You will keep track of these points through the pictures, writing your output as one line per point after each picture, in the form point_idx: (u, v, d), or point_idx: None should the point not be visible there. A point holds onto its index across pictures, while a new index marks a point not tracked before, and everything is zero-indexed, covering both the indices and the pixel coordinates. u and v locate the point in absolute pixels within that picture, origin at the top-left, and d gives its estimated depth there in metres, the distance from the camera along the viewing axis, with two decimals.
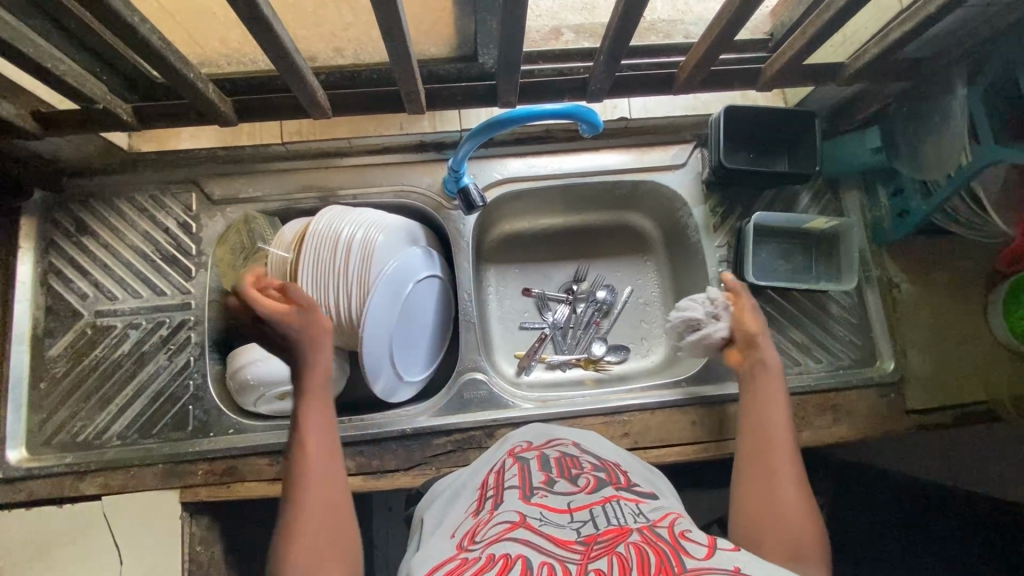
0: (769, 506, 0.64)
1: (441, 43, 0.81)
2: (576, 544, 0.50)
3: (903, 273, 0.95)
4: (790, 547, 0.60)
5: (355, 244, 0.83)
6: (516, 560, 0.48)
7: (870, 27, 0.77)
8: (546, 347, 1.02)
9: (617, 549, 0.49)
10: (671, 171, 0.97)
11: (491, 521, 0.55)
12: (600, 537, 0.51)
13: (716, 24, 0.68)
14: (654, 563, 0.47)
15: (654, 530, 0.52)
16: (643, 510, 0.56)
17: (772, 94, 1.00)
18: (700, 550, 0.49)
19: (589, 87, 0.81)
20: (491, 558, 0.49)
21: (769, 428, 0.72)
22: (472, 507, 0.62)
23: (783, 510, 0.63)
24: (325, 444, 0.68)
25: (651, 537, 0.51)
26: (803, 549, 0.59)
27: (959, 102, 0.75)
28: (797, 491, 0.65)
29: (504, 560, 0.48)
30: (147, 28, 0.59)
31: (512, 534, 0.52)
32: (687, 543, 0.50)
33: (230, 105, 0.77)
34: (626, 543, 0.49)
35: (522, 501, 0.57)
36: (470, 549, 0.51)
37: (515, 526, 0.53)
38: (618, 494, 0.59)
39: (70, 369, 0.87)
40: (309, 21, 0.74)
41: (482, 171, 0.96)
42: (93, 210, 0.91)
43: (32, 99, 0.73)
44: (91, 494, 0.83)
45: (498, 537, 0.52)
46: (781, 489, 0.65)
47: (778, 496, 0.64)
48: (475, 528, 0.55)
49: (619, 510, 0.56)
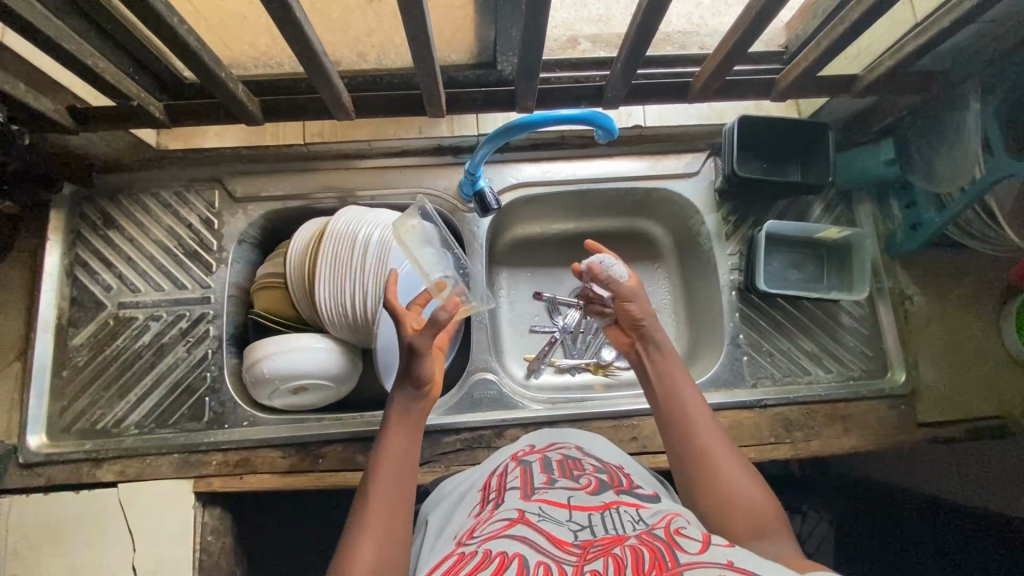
0: (722, 491, 0.60)
1: (462, 49, 0.83)
2: (573, 546, 0.51)
3: (916, 285, 0.95)
4: (755, 526, 0.57)
5: (372, 243, 0.85)
6: (513, 559, 0.49)
7: (884, 40, 0.78)
8: (555, 351, 1.03)
9: (613, 551, 0.49)
10: (683, 179, 0.98)
11: (491, 519, 0.57)
12: (596, 541, 0.51)
13: (731, 35, 0.70)
14: (649, 559, 0.47)
15: (652, 532, 0.52)
16: (642, 517, 0.56)
17: (787, 104, 1.00)
18: (694, 546, 0.50)
19: (605, 95, 0.83)
20: (489, 556, 0.50)
21: (687, 406, 0.67)
22: (473, 508, 0.63)
23: (738, 490, 0.60)
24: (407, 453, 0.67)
25: (647, 538, 0.51)
26: (765, 524, 0.57)
27: (972, 116, 0.76)
28: (738, 464, 0.62)
29: (501, 558, 0.49)
30: (185, 28, 0.62)
31: (509, 532, 0.53)
32: (682, 540, 0.51)
33: (257, 104, 0.79)
34: (623, 546, 0.50)
35: (522, 499, 0.59)
36: (468, 545, 0.53)
37: (513, 523, 0.54)
38: (618, 500, 0.59)
39: (92, 358, 0.89)
40: (336, 26, 0.77)
41: (497, 175, 0.97)
42: (120, 205, 0.94)
43: (70, 95, 0.76)
44: (106, 481, 0.84)
45: (496, 534, 0.53)
46: (726, 471, 0.61)
47: (727, 478, 0.61)
48: (475, 526, 0.57)
49: (618, 518, 0.55)
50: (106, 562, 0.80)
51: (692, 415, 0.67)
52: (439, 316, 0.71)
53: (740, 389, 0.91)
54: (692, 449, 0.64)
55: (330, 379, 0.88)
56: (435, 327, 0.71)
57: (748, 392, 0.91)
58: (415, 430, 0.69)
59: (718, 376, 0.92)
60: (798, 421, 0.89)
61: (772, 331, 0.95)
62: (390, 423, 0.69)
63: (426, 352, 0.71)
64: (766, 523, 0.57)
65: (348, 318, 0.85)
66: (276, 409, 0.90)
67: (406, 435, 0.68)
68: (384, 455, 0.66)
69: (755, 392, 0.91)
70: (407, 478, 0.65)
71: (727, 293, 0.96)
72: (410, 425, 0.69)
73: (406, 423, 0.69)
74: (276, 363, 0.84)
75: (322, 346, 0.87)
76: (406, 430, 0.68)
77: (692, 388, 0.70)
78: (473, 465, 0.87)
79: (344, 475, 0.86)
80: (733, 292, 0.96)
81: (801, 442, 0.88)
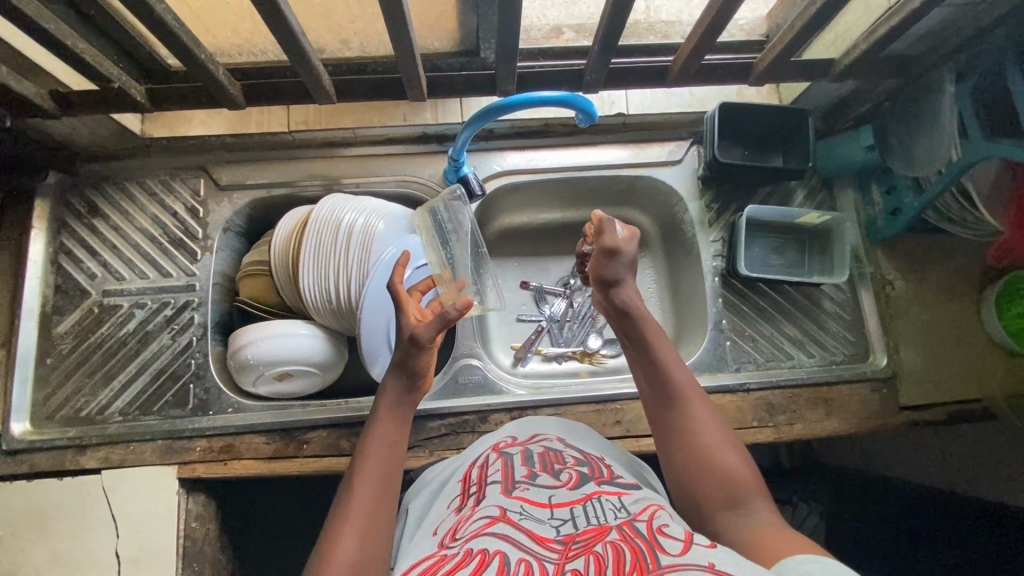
0: (703, 462, 0.60)
1: (444, 37, 0.84)
2: (554, 543, 0.51)
3: (897, 270, 0.96)
4: (730, 497, 0.58)
5: (355, 230, 0.85)
6: (494, 556, 0.50)
7: (859, 25, 0.79)
8: (542, 339, 1.03)
9: (594, 548, 0.49)
10: (667, 167, 0.98)
11: (472, 517, 0.56)
12: (578, 537, 0.52)
13: (706, 18, 0.71)
14: (629, 560, 0.47)
15: (633, 526, 0.52)
16: (624, 505, 0.57)
17: (767, 91, 1.01)
18: (676, 546, 0.49)
19: (585, 78, 0.84)
20: (469, 554, 0.50)
21: (673, 377, 0.66)
22: (455, 503, 0.62)
23: (719, 460, 0.60)
24: (393, 450, 0.65)
25: (629, 534, 0.51)
26: (742, 496, 0.58)
27: (948, 99, 0.77)
28: (722, 436, 0.62)
29: (482, 556, 0.50)
30: (164, 8, 0.62)
31: (491, 529, 0.53)
32: (664, 539, 0.50)
33: (238, 88, 0.80)
34: (604, 542, 0.50)
35: (503, 495, 0.58)
36: (450, 546, 0.53)
37: (494, 521, 0.54)
38: (600, 490, 0.59)
39: (77, 346, 0.89)
40: (319, 14, 0.77)
41: (482, 163, 0.98)
42: (105, 193, 0.94)
43: (52, 80, 0.76)
44: (90, 468, 0.84)
45: (477, 533, 0.53)
46: (709, 442, 0.61)
47: (708, 450, 0.61)
48: (456, 525, 0.56)
49: (600, 508, 0.56)
50: (88, 549, 0.80)
51: (674, 389, 0.65)
52: (446, 314, 0.67)
53: (723, 373, 0.92)
54: (675, 425, 0.64)
55: (313, 365, 0.88)
56: (435, 324, 0.68)
57: (731, 376, 0.92)
58: (402, 424, 0.68)
59: (702, 360, 0.93)
60: (781, 405, 0.90)
61: (755, 316, 0.95)
62: (378, 416, 0.68)
63: (427, 346, 0.68)
64: (744, 497, 0.58)
65: (332, 304, 0.85)
66: (261, 396, 0.90)
67: (393, 429, 0.67)
68: (369, 449, 0.64)
69: (738, 376, 0.91)
70: (391, 474, 0.63)
71: (711, 279, 0.96)
72: (398, 418, 0.68)
73: (394, 416, 0.68)
74: (259, 349, 0.84)
75: (304, 333, 0.87)
76: (393, 424, 0.67)
77: (676, 361, 0.68)
78: (458, 449, 0.87)
79: (328, 460, 0.86)
80: (716, 277, 0.96)
81: (784, 425, 0.89)
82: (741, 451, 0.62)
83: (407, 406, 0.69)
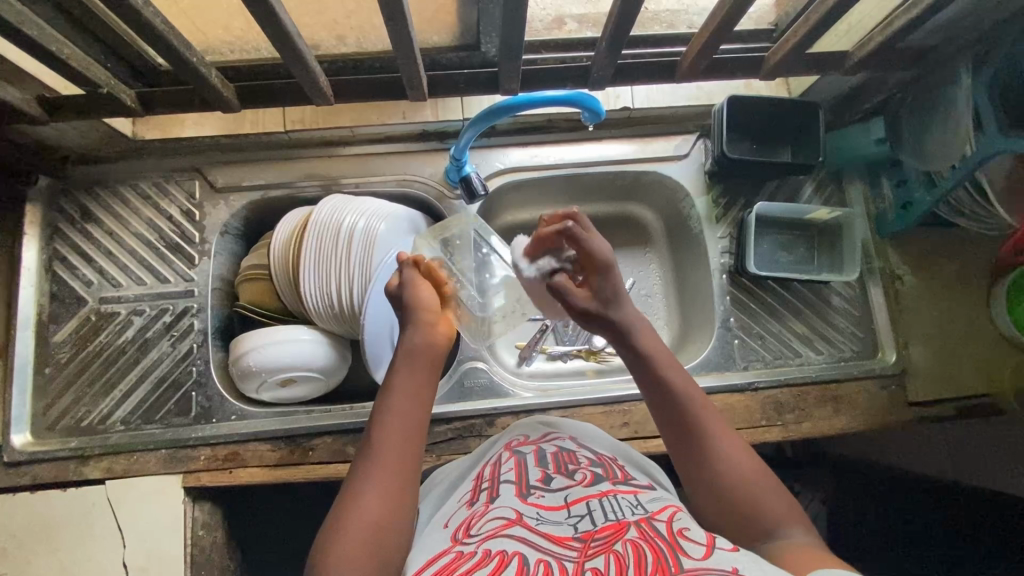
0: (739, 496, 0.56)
1: (445, 31, 0.80)
2: (573, 542, 0.51)
3: (906, 265, 0.95)
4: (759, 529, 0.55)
5: (357, 233, 0.83)
6: (512, 558, 0.48)
7: (875, 15, 0.77)
8: (546, 338, 1.01)
9: (614, 547, 0.49)
10: (673, 161, 0.96)
11: (486, 514, 0.55)
12: (597, 534, 0.51)
13: (719, 11, 0.69)
14: (651, 562, 0.46)
15: (653, 525, 0.52)
16: (641, 503, 0.56)
17: (775, 83, 0.99)
18: (698, 550, 0.47)
19: (591, 74, 0.81)
20: (488, 554, 0.49)
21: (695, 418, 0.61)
22: (467, 498, 0.62)
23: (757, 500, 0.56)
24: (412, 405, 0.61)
25: (648, 532, 0.50)
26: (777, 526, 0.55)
27: (964, 90, 0.74)
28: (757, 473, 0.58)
29: (500, 557, 0.49)
30: (151, 11, 0.60)
31: (507, 531, 0.52)
32: (685, 542, 0.49)
33: (231, 90, 0.77)
34: (623, 541, 0.49)
35: (519, 499, 0.57)
36: (465, 542, 0.52)
37: (511, 523, 0.53)
38: (616, 488, 0.59)
39: (75, 355, 0.88)
40: (313, 9, 0.74)
41: (484, 161, 0.95)
42: (98, 197, 0.91)
43: (39, 84, 0.74)
44: (93, 478, 0.83)
45: (494, 533, 0.52)
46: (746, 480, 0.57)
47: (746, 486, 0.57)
48: (470, 520, 0.56)
49: (616, 505, 0.55)
50: (95, 560, 0.80)
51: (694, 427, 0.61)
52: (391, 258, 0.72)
53: (733, 373, 0.91)
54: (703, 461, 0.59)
55: (316, 371, 0.86)
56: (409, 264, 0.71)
57: (739, 375, 0.91)
58: (430, 370, 0.64)
59: (711, 357, 0.92)
60: (789, 404, 0.89)
61: (763, 314, 0.94)
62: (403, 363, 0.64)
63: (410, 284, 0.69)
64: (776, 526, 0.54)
65: (336, 310, 0.84)
66: (263, 401, 0.89)
67: (420, 378, 0.63)
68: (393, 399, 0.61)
69: (746, 374, 0.91)
70: (414, 427, 0.60)
71: (718, 277, 0.95)
72: (425, 358, 0.64)
73: (422, 360, 0.64)
74: (260, 356, 0.83)
75: (307, 338, 0.85)
76: (421, 369, 0.63)
77: (679, 371, 0.64)
78: (464, 454, 0.86)
79: (334, 467, 0.85)
80: (724, 275, 0.95)
81: (792, 424, 0.88)
82: (779, 490, 0.57)
83: (435, 352, 0.65)
